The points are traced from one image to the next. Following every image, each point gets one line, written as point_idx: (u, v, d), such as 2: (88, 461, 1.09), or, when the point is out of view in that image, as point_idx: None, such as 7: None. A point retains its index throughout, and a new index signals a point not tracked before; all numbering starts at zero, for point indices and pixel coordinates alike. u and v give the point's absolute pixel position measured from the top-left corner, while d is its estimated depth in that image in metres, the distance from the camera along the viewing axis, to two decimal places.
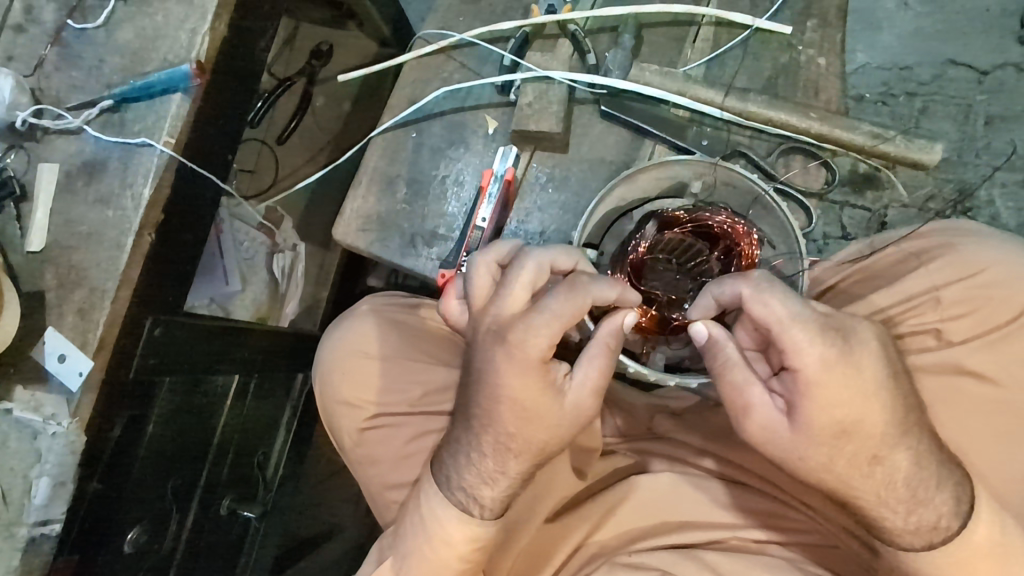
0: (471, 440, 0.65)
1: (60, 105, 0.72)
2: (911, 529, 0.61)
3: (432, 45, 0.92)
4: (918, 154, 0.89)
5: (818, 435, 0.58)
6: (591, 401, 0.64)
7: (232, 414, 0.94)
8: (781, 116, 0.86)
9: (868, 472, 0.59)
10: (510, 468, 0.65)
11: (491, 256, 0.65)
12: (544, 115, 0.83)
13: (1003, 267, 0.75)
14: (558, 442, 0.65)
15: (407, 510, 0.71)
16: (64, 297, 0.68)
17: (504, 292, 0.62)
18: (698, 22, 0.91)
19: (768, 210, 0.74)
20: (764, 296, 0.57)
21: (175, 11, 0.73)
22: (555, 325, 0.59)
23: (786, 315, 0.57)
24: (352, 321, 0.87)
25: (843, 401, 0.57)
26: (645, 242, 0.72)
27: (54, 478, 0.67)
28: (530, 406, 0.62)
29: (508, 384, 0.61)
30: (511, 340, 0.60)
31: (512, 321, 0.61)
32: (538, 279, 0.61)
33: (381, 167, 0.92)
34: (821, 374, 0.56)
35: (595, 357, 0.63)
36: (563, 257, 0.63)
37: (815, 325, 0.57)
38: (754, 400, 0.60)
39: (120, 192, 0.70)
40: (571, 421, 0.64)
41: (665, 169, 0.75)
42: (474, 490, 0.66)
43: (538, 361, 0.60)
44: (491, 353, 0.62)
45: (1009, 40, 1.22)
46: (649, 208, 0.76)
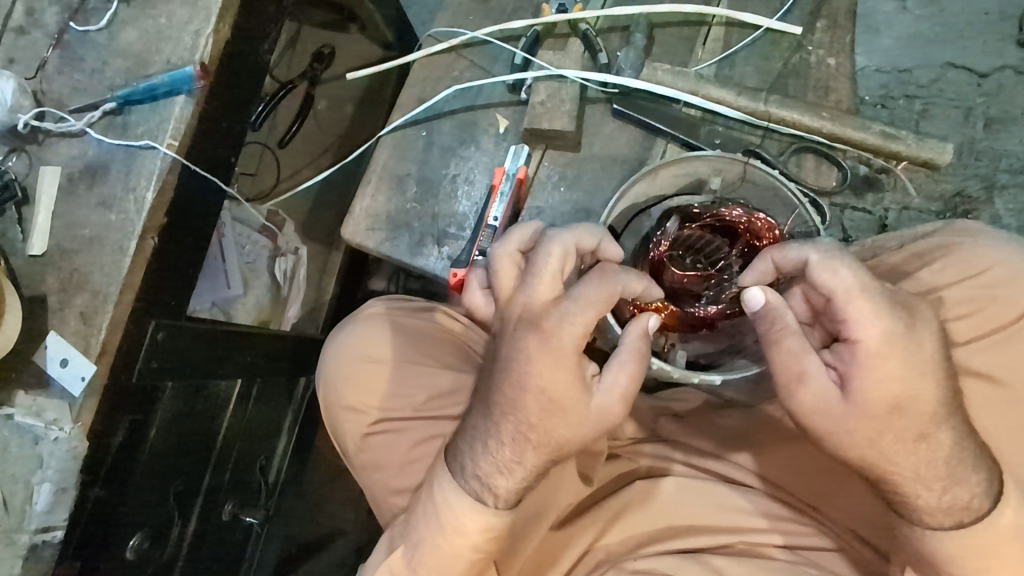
0: (490, 428, 0.64)
1: (62, 108, 0.72)
2: (943, 507, 0.60)
3: (441, 44, 0.92)
4: (929, 154, 0.89)
5: (871, 408, 0.57)
6: (619, 403, 0.63)
7: (235, 417, 0.93)
8: (793, 115, 0.87)
9: (912, 449, 0.58)
10: (528, 459, 0.63)
11: (511, 245, 0.65)
12: (556, 113, 0.84)
13: (1006, 267, 0.75)
14: (580, 440, 0.63)
15: (420, 501, 0.69)
16: (66, 301, 0.68)
17: (533, 280, 0.61)
18: (708, 22, 0.91)
19: (788, 206, 0.76)
20: (834, 264, 0.57)
21: (178, 13, 0.73)
22: (590, 314, 0.59)
23: (853, 285, 0.56)
24: (356, 325, 0.86)
25: (900, 374, 0.56)
26: (667, 239, 0.70)
27: (56, 483, 0.66)
28: (556, 395, 0.61)
29: (536, 369, 0.60)
30: (544, 326, 0.60)
31: (545, 309, 0.60)
32: (564, 263, 0.61)
33: (391, 166, 0.92)
34: (883, 345, 0.56)
35: (626, 360, 0.63)
36: (587, 236, 0.62)
37: (880, 298, 0.56)
38: (808, 371, 0.58)
39: (123, 195, 0.70)
40: (596, 420, 0.62)
41: (684, 165, 0.75)
42: (489, 479, 0.64)
43: (572, 348, 0.60)
44: (522, 339, 0.61)
45: (1007, 43, 1.22)
46: (668, 205, 0.75)
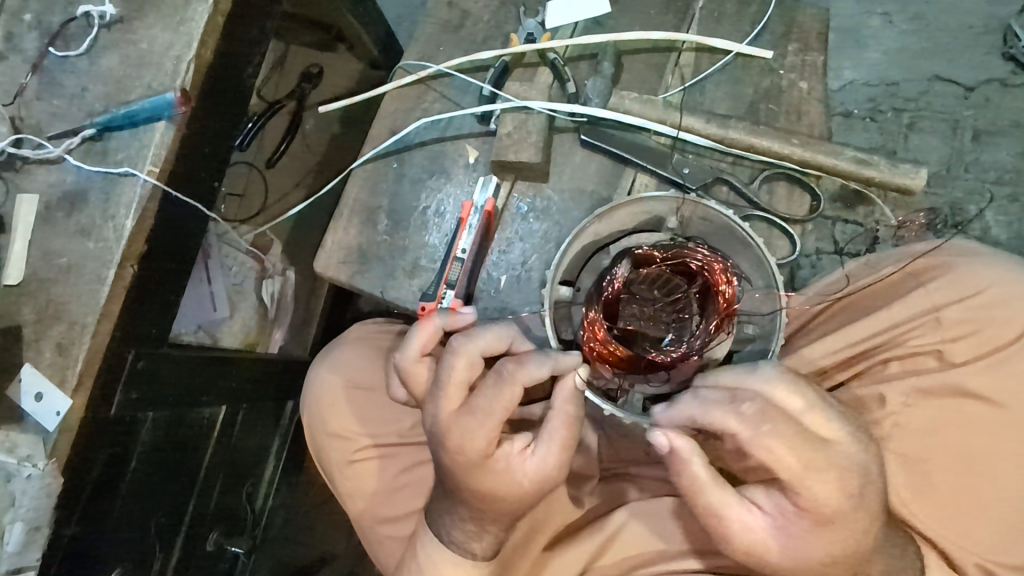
0: (449, 506, 0.67)
1: (40, 134, 0.70)
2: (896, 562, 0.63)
3: (411, 76, 0.92)
4: (902, 179, 0.87)
5: (805, 557, 0.60)
6: (558, 468, 0.63)
7: (219, 445, 0.91)
8: (764, 144, 0.86)
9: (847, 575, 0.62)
10: (491, 527, 0.66)
11: (410, 352, 0.66)
12: (522, 146, 0.82)
13: (1002, 286, 0.74)
14: (529, 505, 0.65)
15: (407, 558, 0.73)
16: (43, 332, 0.66)
17: (436, 390, 0.63)
18: (678, 48, 0.91)
19: (745, 245, 0.72)
20: (764, 440, 0.56)
21: (160, 37, 0.72)
22: (495, 413, 0.60)
23: (794, 462, 0.56)
24: (342, 347, 0.85)
25: (846, 533, 0.58)
26: (621, 279, 0.68)
27: (30, 523, 0.62)
28: (487, 486, 0.63)
29: (461, 476, 0.63)
30: (449, 445, 0.62)
31: (450, 416, 0.62)
32: (462, 374, 0.61)
33: (362, 199, 0.91)
34: (830, 516, 0.57)
35: (555, 431, 0.62)
36: (484, 341, 0.61)
37: (828, 470, 0.56)
38: (737, 520, 0.60)
39: (101, 223, 0.68)
40: (537, 490, 0.63)
41: (641, 204, 0.73)
42: (464, 544, 0.68)
43: (483, 453, 0.61)
44: (438, 442, 0.63)
45: (992, 56, 1.23)
46: (625, 243, 0.72)
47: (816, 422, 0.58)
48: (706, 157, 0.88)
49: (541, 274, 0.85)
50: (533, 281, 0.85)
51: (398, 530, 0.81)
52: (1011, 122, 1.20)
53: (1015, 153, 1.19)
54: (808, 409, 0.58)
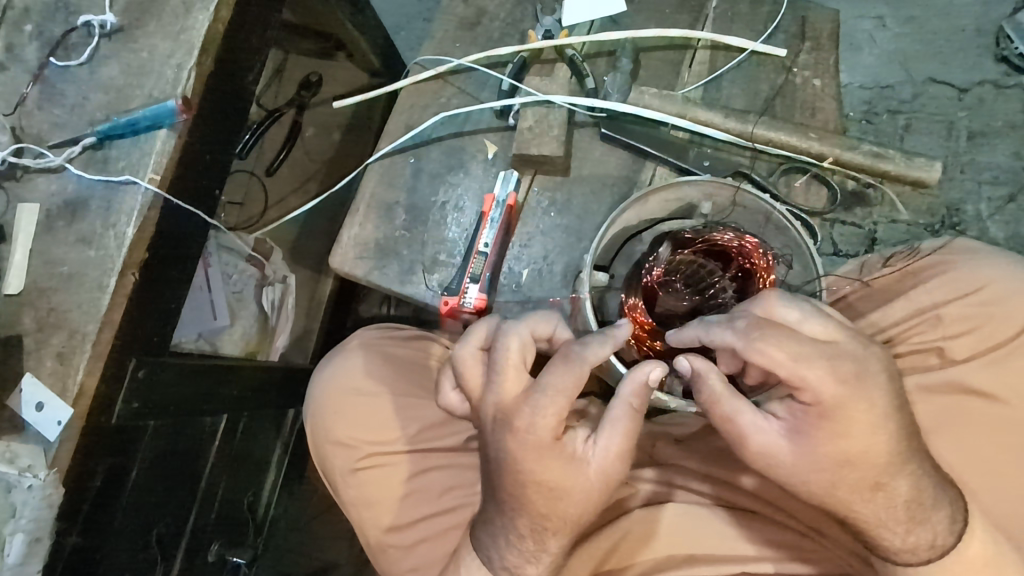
0: (505, 524, 0.64)
1: (41, 143, 0.70)
2: (911, 548, 0.61)
3: (429, 71, 0.92)
4: (916, 173, 0.90)
5: (822, 461, 0.57)
6: (619, 461, 0.61)
7: (219, 456, 0.91)
8: (781, 137, 0.87)
9: (870, 498, 0.58)
10: (551, 546, 0.63)
11: (471, 344, 0.64)
12: (544, 139, 0.83)
13: (1002, 284, 0.74)
14: (595, 512, 0.62)
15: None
16: (43, 342, 0.66)
17: (496, 381, 0.61)
18: (694, 46, 0.92)
19: (781, 230, 0.75)
20: (761, 347, 0.54)
21: (161, 46, 0.72)
22: (564, 407, 0.58)
23: (787, 358, 0.54)
24: (345, 355, 0.84)
25: (854, 424, 0.55)
26: (659, 265, 0.69)
27: (30, 534, 0.61)
28: (557, 488, 0.60)
29: (527, 468, 0.59)
30: (516, 425, 0.59)
31: (514, 408, 0.59)
32: (526, 354, 0.60)
33: (379, 194, 0.90)
34: (833, 405, 0.55)
35: (617, 419, 0.60)
36: (537, 322, 0.62)
37: (821, 362, 0.54)
38: (751, 424, 0.58)
39: (103, 231, 0.68)
40: (602, 490, 0.61)
41: (675, 190, 0.73)
42: (517, 568, 0.65)
43: (550, 439, 0.59)
44: (501, 441, 0.60)
45: (985, 58, 1.24)
46: (659, 230, 0.75)
47: (812, 329, 0.57)
48: (729, 152, 0.88)
49: (562, 266, 0.85)
50: (555, 275, 0.85)
51: (403, 539, 0.80)
52: (1005, 122, 1.21)
53: (1010, 153, 1.20)
54: (806, 318, 0.57)
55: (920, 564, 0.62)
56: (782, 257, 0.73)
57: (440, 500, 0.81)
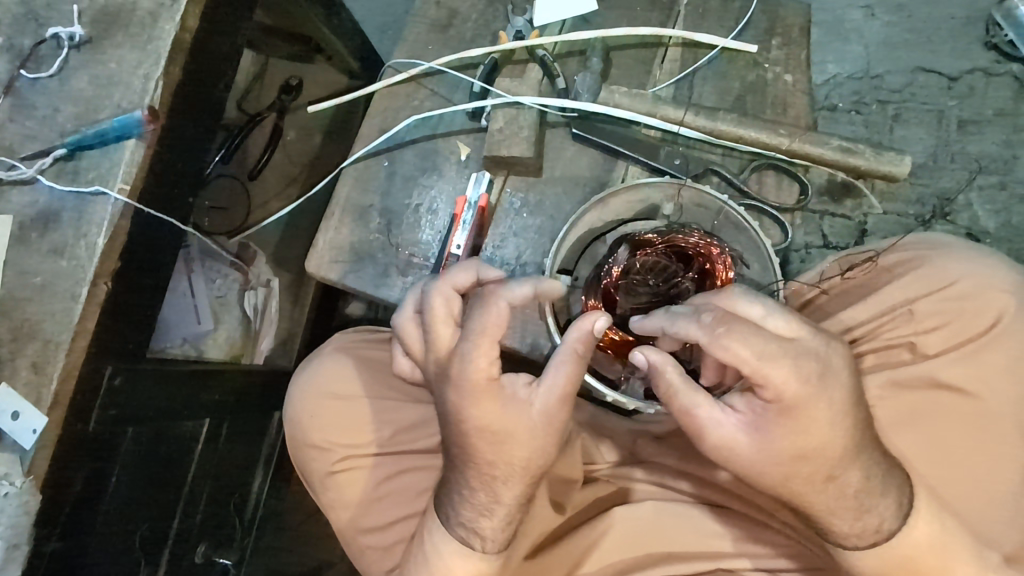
0: (459, 477, 0.64)
1: (13, 155, 0.71)
2: (858, 532, 0.60)
3: (402, 74, 0.92)
4: (885, 167, 0.89)
5: (778, 455, 0.57)
6: (562, 405, 0.60)
7: (202, 460, 0.92)
8: (752, 134, 0.87)
9: (822, 488, 0.58)
10: (503, 496, 0.62)
11: (407, 310, 0.67)
12: (514, 141, 0.83)
13: (973, 278, 0.74)
14: (545, 455, 0.61)
15: (411, 550, 0.70)
16: (18, 351, 0.66)
17: (431, 337, 0.62)
18: (665, 43, 0.92)
19: (740, 230, 0.75)
20: (726, 343, 0.54)
21: (128, 57, 0.73)
22: (497, 353, 0.58)
23: (751, 356, 0.53)
24: (320, 359, 0.85)
25: (813, 422, 0.55)
26: (618, 266, 0.71)
27: (7, 541, 0.62)
28: (503, 431, 0.59)
29: (469, 416, 0.59)
30: (451, 375, 0.59)
31: (448, 360, 0.60)
32: (452, 309, 0.61)
33: (353, 197, 0.91)
34: (793, 402, 0.54)
35: (562, 363, 0.59)
36: (458, 274, 0.61)
37: (787, 361, 0.54)
38: (709, 418, 0.58)
39: (74, 241, 0.69)
40: (549, 431, 0.60)
41: (637, 191, 0.76)
42: (473, 524, 0.64)
43: (483, 383, 0.58)
44: (443, 392, 0.61)
45: (975, 46, 1.22)
46: (622, 230, 0.75)
47: (776, 325, 0.57)
48: (699, 150, 0.89)
49: (535, 267, 0.86)
50: (527, 276, 0.85)
51: (382, 539, 0.81)
52: (996, 111, 1.19)
53: (1001, 142, 1.18)
54: (769, 313, 0.57)
55: (864, 549, 0.61)
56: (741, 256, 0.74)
57: (417, 500, 0.81)
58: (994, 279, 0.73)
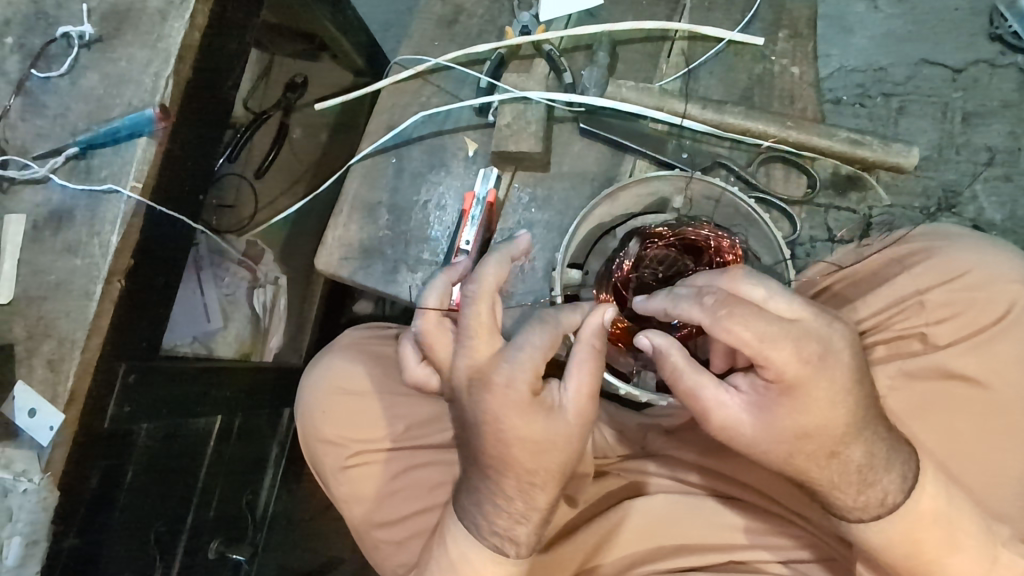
0: (490, 485, 0.63)
1: (26, 155, 0.72)
2: (861, 506, 0.60)
3: (409, 70, 0.92)
4: (895, 158, 0.89)
5: (781, 433, 0.57)
6: (590, 405, 0.62)
7: (215, 457, 0.92)
8: (758, 127, 0.87)
9: (824, 466, 0.58)
10: (539, 501, 0.62)
11: (432, 314, 0.65)
12: (522, 136, 0.84)
13: (986, 268, 0.74)
14: (578, 458, 0.62)
15: (432, 548, 0.68)
16: (34, 349, 0.67)
17: (469, 347, 0.61)
18: (671, 37, 0.92)
19: (752, 221, 0.74)
20: (727, 324, 0.54)
21: (138, 55, 0.73)
22: (536, 362, 0.60)
23: (752, 338, 0.54)
24: (333, 354, 0.86)
25: (814, 402, 0.55)
26: (630, 259, 0.73)
27: (26, 537, 0.63)
28: (539, 439, 0.60)
29: (508, 425, 0.59)
30: (494, 386, 0.59)
31: (489, 370, 0.60)
32: (494, 317, 0.61)
33: (362, 194, 0.91)
34: (794, 382, 0.55)
35: (582, 363, 0.61)
36: (495, 275, 0.61)
37: (787, 343, 0.54)
38: (713, 398, 0.59)
39: (88, 239, 0.69)
40: (582, 434, 0.61)
41: (646, 185, 0.76)
42: (508, 532, 0.63)
43: (526, 395, 0.59)
44: (477, 404, 0.61)
45: (979, 37, 1.22)
46: (632, 225, 0.75)
47: (779, 307, 0.57)
48: (707, 143, 0.89)
49: (544, 262, 0.86)
50: (536, 270, 0.86)
51: (397, 534, 0.81)
52: (1000, 103, 1.19)
53: (1006, 134, 1.18)
54: (771, 295, 0.57)
55: (868, 522, 0.61)
56: (750, 248, 0.75)
57: (432, 495, 0.82)
58: (1006, 271, 0.74)
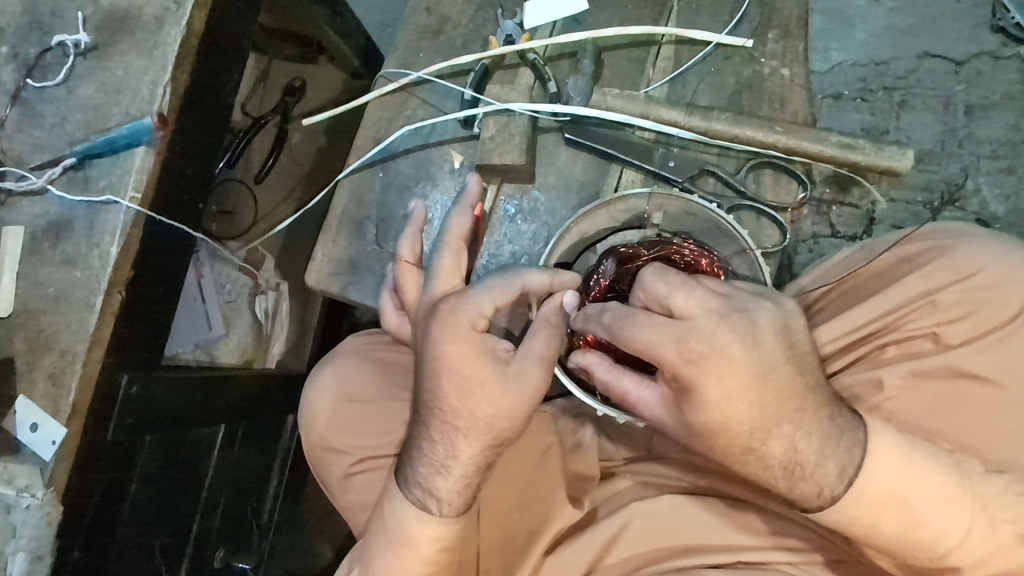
0: (423, 429, 0.65)
1: (23, 165, 0.71)
2: (799, 498, 0.59)
3: (391, 84, 0.91)
4: (888, 163, 0.86)
5: (689, 428, 0.58)
6: (538, 370, 0.61)
7: (218, 467, 0.91)
8: (746, 133, 0.85)
9: (743, 460, 0.58)
10: (461, 453, 0.62)
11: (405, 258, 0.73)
12: (506, 148, 0.82)
13: (998, 268, 0.73)
14: (511, 419, 0.61)
15: (374, 516, 0.69)
16: (34, 363, 0.66)
17: (430, 280, 0.67)
18: (657, 41, 0.92)
19: (730, 237, 0.73)
20: (619, 335, 0.58)
21: (135, 63, 0.72)
22: (489, 305, 0.61)
23: (642, 344, 0.56)
24: (333, 362, 0.85)
25: (707, 397, 0.55)
26: (607, 279, 0.70)
27: (32, 552, 0.65)
28: (472, 379, 0.60)
29: (444, 355, 0.61)
30: (440, 314, 0.62)
31: (442, 299, 0.63)
32: (458, 260, 0.67)
33: (350, 210, 0.90)
34: (688, 381, 0.55)
35: (538, 329, 0.61)
36: (460, 224, 0.68)
37: (674, 344, 0.55)
38: (636, 401, 0.61)
39: (87, 251, 0.69)
40: (520, 394, 0.61)
41: (624, 203, 0.76)
42: (428, 482, 0.64)
43: (470, 328, 0.61)
44: (425, 330, 0.63)
45: (981, 29, 1.20)
46: (613, 241, 0.74)
47: (679, 303, 0.56)
48: (694, 150, 0.88)
49: None
50: None
51: None
52: (1003, 95, 1.18)
53: (1010, 126, 1.16)
54: (671, 292, 0.56)
55: (813, 512, 0.59)
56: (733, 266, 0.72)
57: None
58: (1017, 271, 0.73)
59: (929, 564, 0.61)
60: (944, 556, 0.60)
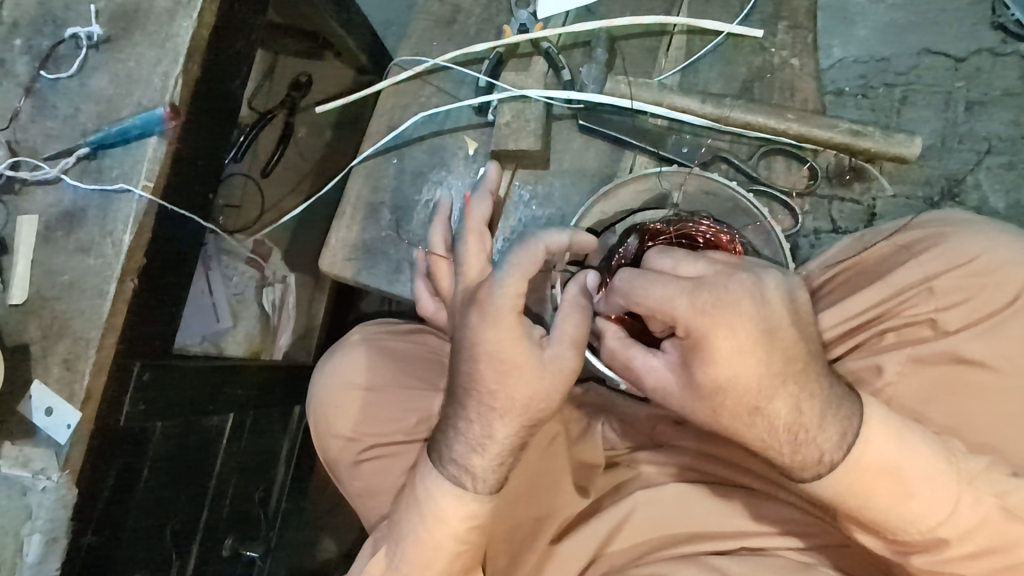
0: (459, 409, 0.65)
1: (37, 155, 0.72)
2: (800, 465, 0.59)
3: (406, 72, 0.92)
4: (896, 149, 0.89)
5: (699, 391, 0.59)
6: (572, 355, 0.62)
7: (228, 455, 0.92)
8: (759, 120, 0.86)
9: (748, 423, 0.59)
10: (498, 431, 0.63)
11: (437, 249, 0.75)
12: (522, 134, 0.83)
13: (995, 254, 0.74)
14: (547, 399, 0.62)
15: (404, 496, 0.69)
16: (49, 349, 0.67)
17: (462, 270, 0.66)
18: (670, 32, 0.92)
19: (749, 215, 0.76)
20: (632, 295, 0.61)
21: (148, 54, 0.73)
22: (521, 281, 0.61)
23: (654, 300, 0.59)
24: (345, 351, 0.87)
25: (716, 351, 0.56)
26: (629, 256, 0.71)
27: (47, 533, 0.65)
28: (511, 361, 0.61)
29: (483, 338, 0.61)
30: (478, 301, 0.62)
31: (478, 287, 0.64)
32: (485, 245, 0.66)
33: (364, 196, 0.91)
34: (700, 334, 0.57)
35: (567, 319, 0.63)
36: (480, 207, 0.69)
37: (687, 297, 0.58)
38: (645, 367, 0.62)
39: (100, 239, 0.70)
40: (557, 378, 0.61)
41: (644, 182, 0.78)
42: (464, 459, 0.64)
43: (510, 311, 0.61)
44: (463, 319, 0.64)
45: (981, 27, 1.21)
46: (632, 221, 0.76)
47: (686, 270, 0.61)
48: (705, 137, 0.88)
49: None
50: None
51: None
52: (1003, 91, 1.18)
53: (1010, 121, 1.17)
54: (678, 263, 0.61)
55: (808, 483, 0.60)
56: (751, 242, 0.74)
57: None
58: (1015, 257, 0.74)
59: (918, 539, 0.61)
60: (935, 538, 0.60)
